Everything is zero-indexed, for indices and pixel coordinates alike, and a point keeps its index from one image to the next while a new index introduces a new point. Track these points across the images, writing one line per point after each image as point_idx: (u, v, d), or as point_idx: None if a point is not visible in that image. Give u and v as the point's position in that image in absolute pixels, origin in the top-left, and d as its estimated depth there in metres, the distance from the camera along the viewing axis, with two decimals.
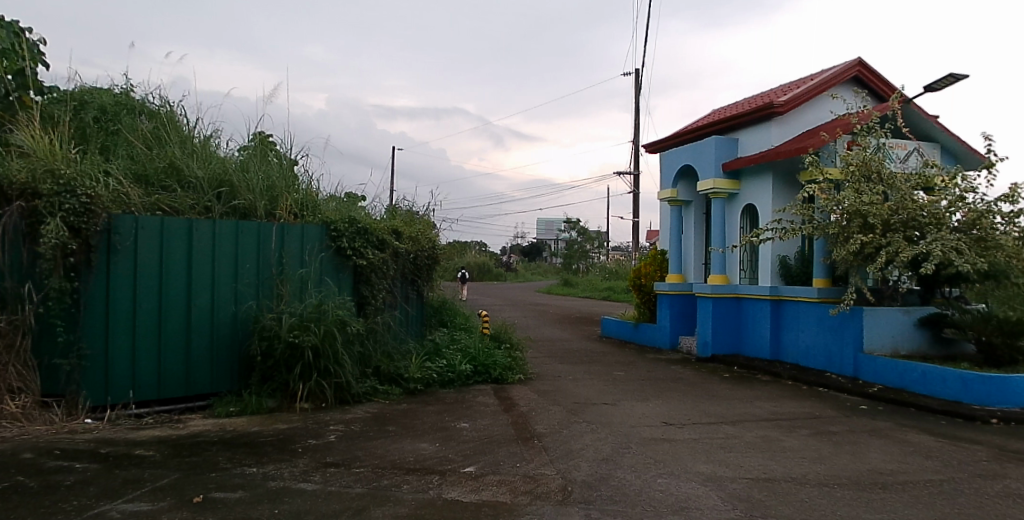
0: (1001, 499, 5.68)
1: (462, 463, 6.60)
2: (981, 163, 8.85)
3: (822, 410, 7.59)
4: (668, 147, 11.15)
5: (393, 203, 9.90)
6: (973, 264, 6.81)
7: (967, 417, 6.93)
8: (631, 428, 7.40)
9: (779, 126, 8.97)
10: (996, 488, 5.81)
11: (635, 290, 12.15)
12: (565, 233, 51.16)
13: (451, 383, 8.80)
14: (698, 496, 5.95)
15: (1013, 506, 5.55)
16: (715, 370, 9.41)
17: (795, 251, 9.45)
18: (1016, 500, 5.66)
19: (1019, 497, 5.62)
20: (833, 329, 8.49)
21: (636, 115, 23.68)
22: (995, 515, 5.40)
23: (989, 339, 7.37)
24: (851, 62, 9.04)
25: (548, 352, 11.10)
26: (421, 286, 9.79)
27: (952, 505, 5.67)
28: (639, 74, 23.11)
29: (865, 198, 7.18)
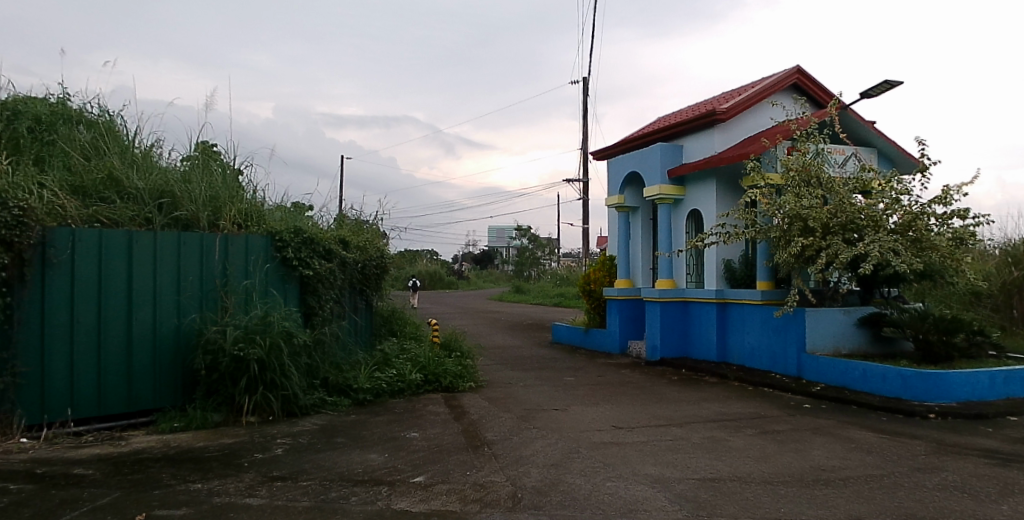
0: (938, 492, 5.85)
1: (411, 473, 6.56)
2: (915, 168, 9.07)
3: (767, 409, 7.72)
4: (616, 154, 11.26)
5: (341, 213, 9.80)
6: (909, 265, 6.99)
7: (906, 412, 7.14)
8: (581, 433, 7.43)
9: (721, 133, 9.10)
10: (933, 481, 6.00)
11: (585, 296, 12.22)
12: (518, 241, 51.15)
13: (401, 392, 8.72)
14: (646, 499, 6.00)
15: (949, 498, 5.73)
16: (664, 374, 9.50)
17: (738, 255, 9.57)
18: (953, 492, 5.83)
19: (955, 489, 5.80)
20: (777, 330, 8.63)
21: (585, 122, 23.93)
22: (933, 508, 5.56)
23: (926, 336, 7.56)
24: (791, 69, 9.22)
25: (501, 360, 11.07)
26: (370, 296, 9.70)
27: (892, 499, 5.81)
28: (587, 83, 23.40)
29: (805, 202, 7.31)
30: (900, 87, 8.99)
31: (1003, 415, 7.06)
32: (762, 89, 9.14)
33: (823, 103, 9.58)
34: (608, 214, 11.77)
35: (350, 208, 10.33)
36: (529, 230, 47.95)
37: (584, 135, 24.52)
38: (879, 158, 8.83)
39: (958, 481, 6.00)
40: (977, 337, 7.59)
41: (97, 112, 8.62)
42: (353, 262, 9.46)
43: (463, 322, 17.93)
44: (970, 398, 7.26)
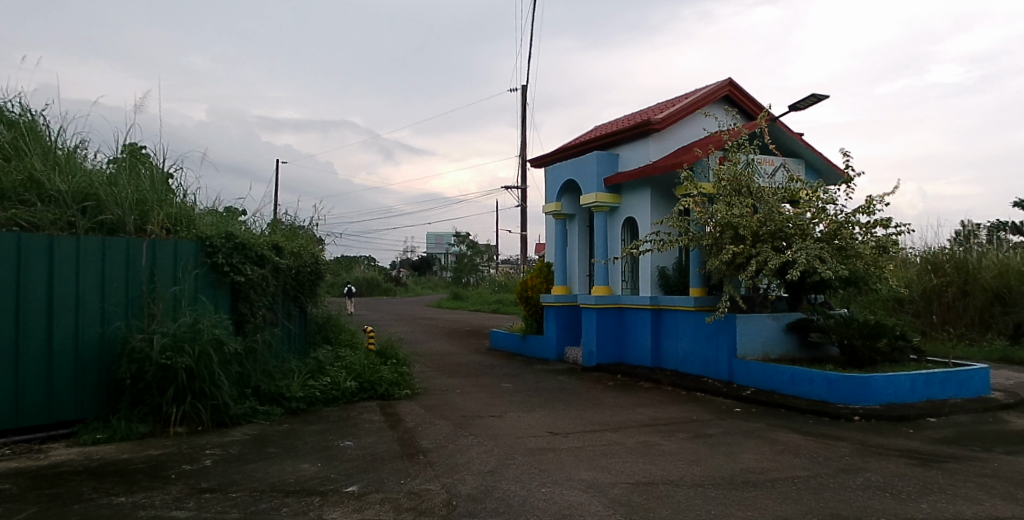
0: (861, 492, 6.04)
1: (344, 483, 6.46)
2: (840, 179, 9.35)
3: (699, 413, 7.86)
4: (555, 162, 11.35)
5: (274, 217, 9.64)
6: (834, 273, 7.18)
7: (832, 415, 7.35)
8: (517, 439, 7.43)
9: (655, 142, 9.27)
10: (857, 481, 6.19)
11: (522, 303, 12.26)
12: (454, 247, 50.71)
13: (335, 400, 8.60)
14: (581, 504, 6.03)
15: (872, 498, 5.91)
16: (599, 379, 9.59)
17: (672, 262, 9.76)
18: (876, 492, 6.03)
19: (877, 489, 5.99)
20: (709, 336, 8.79)
21: (522, 130, 24.18)
22: (857, 508, 5.73)
23: (851, 341, 7.79)
24: (723, 81, 9.45)
25: (440, 367, 11.01)
26: (304, 303, 9.56)
27: (818, 499, 5.97)
28: (525, 91, 23.62)
29: (736, 211, 7.47)
30: (827, 100, 9.24)
31: (922, 417, 7.34)
32: (695, 101, 9.33)
33: (753, 114, 9.84)
34: (546, 221, 11.83)
35: (284, 214, 10.18)
36: (466, 236, 47.53)
37: (524, 141, 24.60)
38: (806, 170, 9.09)
39: (880, 481, 6.21)
40: (899, 341, 7.88)
41: (18, 110, 8.25)
42: (286, 268, 9.32)
43: (398, 329, 17.70)
44: (892, 401, 7.51)
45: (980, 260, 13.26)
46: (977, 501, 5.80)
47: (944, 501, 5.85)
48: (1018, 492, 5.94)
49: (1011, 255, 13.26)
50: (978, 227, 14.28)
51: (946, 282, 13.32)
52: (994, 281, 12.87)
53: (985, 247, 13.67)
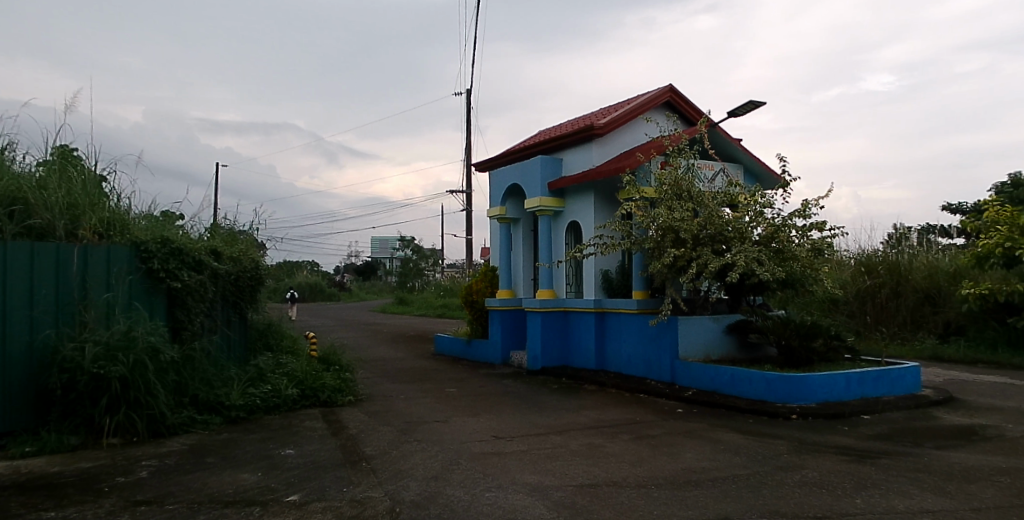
0: (799, 488, 6.18)
1: (285, 492, 6.35)
2: (777, 183, 9.57)
3: (642, 414, 7.94)
4: (501, 166, 11.37)
5: (213, 221, 9.42)
6: (772, 275, 7.33)
7: (771, 414, 7.50)
8: (462, 444, 7.39)
9: (598, 147, 9.36)
10: (795, 479, 6.33)
11: (467, 307, 12.24)
12: (399, 251, 49.89)
13: (276, 408, 8.46)
14: (525, 507, 6.04)
15: (809, 494, 6.05)
16: (544, 382, 9.63)
17: (615, 265, 9.86)
18: (812, 489, 6.18)
19: (813, 486, 6.14)
20: (652, 338, 8.90)
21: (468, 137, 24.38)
22: (793, 505, 5.85)
23: (788, 342, 7.97)
24: (664, 88, 9.59)
25: (385, 373, 10.90)
26: (244, 309, 9.38)
27: (757, 497, 6.09)
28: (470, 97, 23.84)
29: (676, 215, 7.58)
30: (764, 106, 9.39)
31: (856, 414, 7.54)
32: (637, 106, 9.45)
33: (693, 120, 10.02)
34: (491, 225, 11.85)
35: (222, 218, 9.97)
36: (412, 239, 46.85)
37: (471, 145, 24.68)
38: (744, 175, 9.28)
39: (817, 477, 6.36)
40: (833, 341, 8.09)
41: None
42: (225, 273, 9.12)
43: (338, 335, 17.37)
44: (828, 399, 7.71)
45: (911, 262, 13.75)
46: (908, 495, 5.99)
47: (877, 496, 6.02)
48: (946, 485, 6.16)
49: (939, 257, 13.79)
50: (908, 229, 14.82)
51: (879, 283, 13.77)
52: (923, 282, 13.38)
53: (915, 249, 14.16)
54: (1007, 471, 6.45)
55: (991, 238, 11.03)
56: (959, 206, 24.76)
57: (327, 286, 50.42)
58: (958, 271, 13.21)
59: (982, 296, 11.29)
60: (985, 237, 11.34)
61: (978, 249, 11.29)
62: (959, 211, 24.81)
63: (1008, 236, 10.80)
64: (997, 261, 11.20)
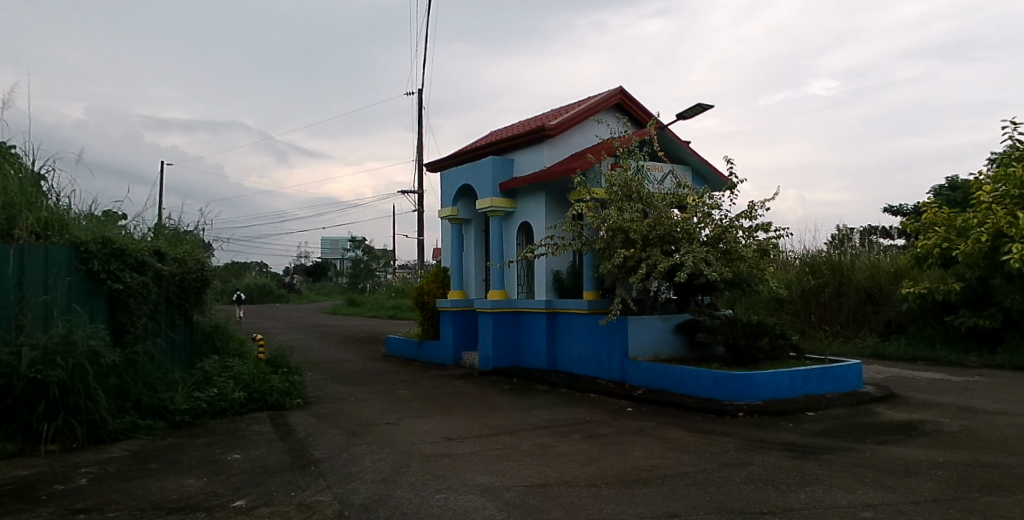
0: (745, 485, 6.29)
1: (231, 497, 6.25)
2: (725, 185, 9.69)
3: (593, 413, 8.00)
4: (453, 166, 11.34)
5: (157, 221, 9.24)
6: (719, 275, 7.45)
7: (718, 412, 7.62)
8: (412, 446, 7.35)
9: (549, 148, 9.40)
10: (742, 475, 6.45)
11: (418, 308, 12.19)
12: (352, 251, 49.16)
13: (223, 412, 8.34)
14: (475, 508, 6.02)
15: (755, 491, 6.16)
16: (496, 383, 9.64)
17: (567, 266, 9.92)
18: (757, 484, 6.31)
19: (758, 482, 6.27)
20: (603, 338, 8.97)
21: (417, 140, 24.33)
22: (739, 501, 5.96)
23: (735, 340, 8.11)
24: (614, 90, 9.67)
25: (335, 376, 10.78)
26: (189, 311, 9.18)
27: (704, 493, 6.18)
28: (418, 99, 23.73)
29: (626, 215, 7.65)
30: (712, 109, 9.40)
31: (800, 411, 7.71)
32: (587, 108, 9.51)
33: (643, 122, 10.14)
34: (443, 225, 11.80)
35: (166, 218, 9.74)
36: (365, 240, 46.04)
37: (421, 147, 24.56)
38: (693, 177, 9.38)
39: (762, 474, 6.48)
40: (779, 340, 8.26)
41: None
42: (169, 275, 8.91)
43: (283, 337, 17.04)
44: (773, 396, 7.87)
45: (853, 262, 14.12)
46: (850, 489, 6.15)
47: (820, 491, 6.16)
48: (886, 480, 6.34)
49: (881, 257, 14.21)
50: (850, 231, 15.22)
51: (822, 282, 14.11)
52: (866, 282, 13.77)
53: (858, 250, 14.54)
54: (944, 465, 6.68)
55: (930, 240, 11.43)
56: (901, 209, 25.44)
57: (275, 288, 49.20)
58: (899, 271, 13.64)
59: (921, 296, 11.70)
60: (923, 238, 11.72)
61: (917, 249, 11.68)
62: (899, 212, 25.58)
63: (945, 237, 11.22)
64: (935, 261, 11.63)
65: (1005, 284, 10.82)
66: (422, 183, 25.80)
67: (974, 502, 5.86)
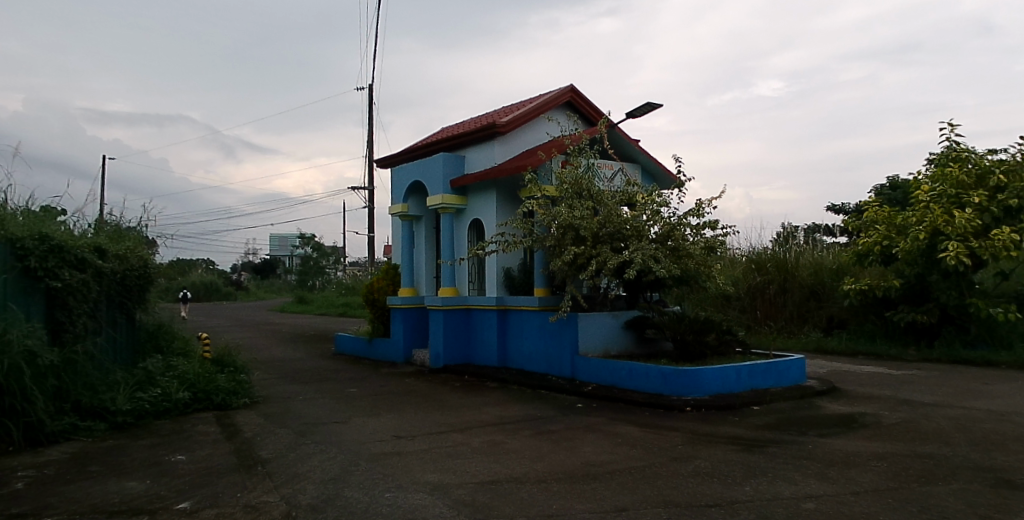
0: (691, 479, 6.40)
1: (175, 499, 6.12)
2: (674, 183, 9.82)
3: (543, 410, 8.06)
4: (406, 162, 11.30)
5: (97, 217, 9.04)
6: (667, 272, 7.56)
7: (667, 407, 7.73)
8: (362, 445, 7.31)
9: (501, 145, 9.43)
10: (689, 469, 6.55)
11: (368, 305, 12.14)
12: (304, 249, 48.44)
13: (167, 413, 8.21)
14: (425, 506, 5.99)
15: (701, 484, 6.27)
16: (447, 381, 9.66)
17: (518, 263, 9.96)
18: (704, 478, 6.42)
19: (705, 476, 6.38)
20: (554, 334, 9.05)
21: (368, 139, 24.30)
22: (686, 495, 6.04)
23: (683, 336, 8.26)
24: (565, 88, 9.75)
25: (284, 375, 10.67)
26: (132, 309, 8.98)
27: (652, 488, 6.27)
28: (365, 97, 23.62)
29: (577, 213, 7.71)
30: (661, 108, 9.52)
31: (745, 405, 7.88)
32: (539, 105, 9.58)
33: (593, 121, 10.26)
34: (395, 222, 11.74)
35: (106, 214, 9.48)
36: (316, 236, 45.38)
37: (371, 145, 24.44)
38: (642, 175, 9.48)
39: (709, 467, 6.59)
40: (725, 335, 8.43)
41: None
42: (110, 272, 8.69)
43: (227, 336, 16.71)
44: (719, 391, 8.02)
45: (798, 259, 14.48)
46: (793, 482, 6.29)
47: (764, 483, 6.29)
48: (829, 472, 6.50)
49: (824, 254, 14.59)
50: (795, 229, 15.62)
51: (768, 279, 14.46)
52: (809, 278, 14.12)
53: (802, 247, 14.91)
54: (884, 456, 6.88)
55: (871, 237, 11.71)
56: (844, 209, 25.97)
57: (220, 285, 48.15)
58: (841, 268, 14.03)
59: (863, 291, 12.02)
60: (865, 236, 12.03)
61: (858, 247, 11.97)
62: (842, 212, 26.26)
63: (886, 235, 11.52)
64: (876, 259, 11.89)
65: (942, 281, 11.28)
66: (371, 181, 25.62)
67: (911, 491, 6.05)
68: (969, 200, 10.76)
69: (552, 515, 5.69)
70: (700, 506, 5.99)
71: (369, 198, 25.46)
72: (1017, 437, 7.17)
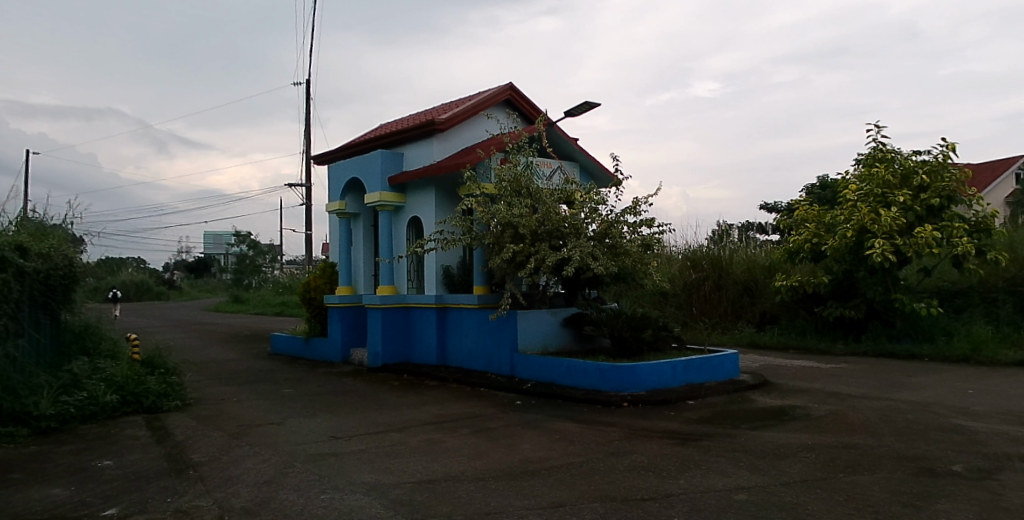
0: (628, 473, 6.50)
1: (101, 506, 5.95)
2: (612, 181, 10.02)
3: (482, 408, 8.11)
4: (342, 159, 11.18)
5: (18, 214, 8.73)
6: (605, 269, 7.66)
7: (604, 403, 7.85)
8: (297, 446, 7.24)
9: (439, 142, 9.44)
10: (626, 464, 6.65)
11: (304, 304, 12.03)
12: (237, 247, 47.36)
13: (93, 417, 8.01)
14: (361, 507, 5.94)
15: (637, 479, 6.37)
16: (385, 379, 9.66)
17: (457, 260, 9.99)
18: (639, 472, 6.53)
19: (640, 470, 6.49)
20: (493, 332, 9.11)
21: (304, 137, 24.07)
22: (623, 490, 6.14)
23: (621, 333, 8.42)
24: (504, 86, 9.83)
25: (219, 376, 10.50)
26: (56, 310, 8.70)
27: (588, 483, 6.35)
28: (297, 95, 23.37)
29: (515, 211, 7.75)
30: (599, 107, 9.65)
31: (681, 399, 8.07)
32: (477, 103, 9.62)
33: (532, 118, 10.37)
34: (331, 219, 11.64)
35: (28, 210, 9.15)
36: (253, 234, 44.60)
37: (306, 142, 24.19)
38: (581, 173, 9.64)
39: (645, 461, 6.71)
40: (661, 331, 8.64)
41: None
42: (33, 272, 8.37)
43: (157, 337, 16.40)
44: (655, 386, 8.20)
45: (732, 256, 14.96)
46: (726, 474, 6.45)
47: (697, 476, 6.44)
48: (760, 463, 6.70)
49: (756, 251, 15.07)
50: (730, 226, 16.04)
51: (703, 276, 14.91)
52: (742, 275, 14.57)
53: (736, 244, 15.37)
54: (813, 447, 7.12)
55: (801, 235, 12.08)
56: (774, 207, 26.89)
57: (150, 283, 46.95)
58: (772, 265, 14.52)
59: (793, 288, 12.41)
60: (795, 233, 12.43)
61: (789, 245, 12.33)
62: (773, 209, 27.16)
63: (816, 232, 11.90)
64: (806, 256, 12.28)
65: (868, 277, 11.62)
66: (306, 178, 25.38)
67: (838, 481, 6.28)
68: (894, 199, 11.17)
69: (490, 513, 5.71)
70: (636, 500, 6.10)
71: (304, 194, 25.05)
72: (937, 427, 7.52)
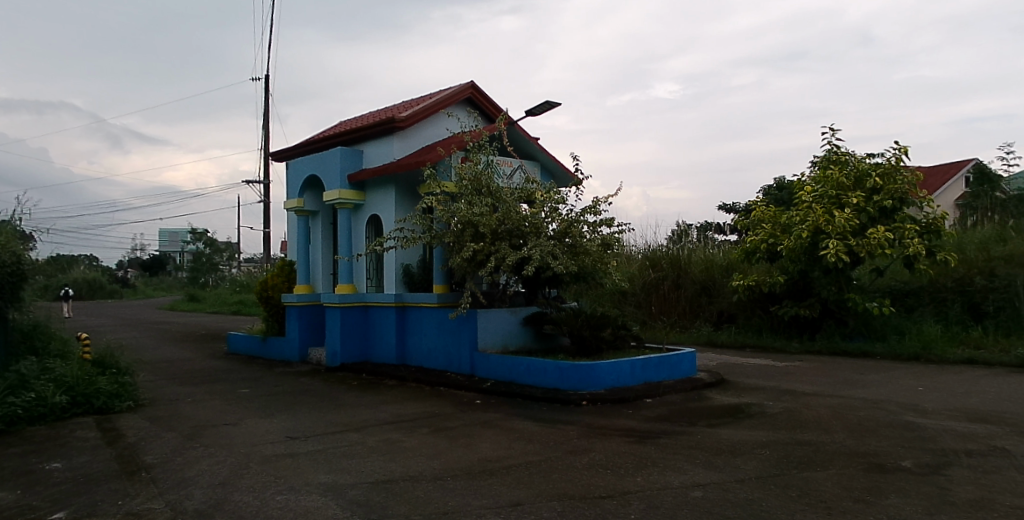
0: (585, 471, 6.56)
1: (48, 510, 5.82)
2: (571, 181, 10.14)
3: (441, 408, 8.12)
4: (301, 156, 11.09)
5: None
6: (564, 268, 7.72)
7: (563, 402, 7.92)
8: (253, 447, 7.18)
9: (399, 140, 9.44)
10: (583, 462, 6.72)
11: (262, 303, 11.93)
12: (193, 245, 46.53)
13: (41, 418, 7.85)
14: (318, 508, 5.91)
15: (594, 477, 6.44)
16: (343, 379, 9.63)
17: (417, 259, 9.99)
18: (597, 470, 6.60)
19: (598, 468, 6.55)
20: (452, 331, 9.14)
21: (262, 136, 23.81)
22: (580, 488, 6.19)
23: (580, 332, 8.50)
24: (465, 84, 9.84)
25: (174, 376, 10.35)
26: (5, 309, 8.47)
27: (546, 481, 6.39)
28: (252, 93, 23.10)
29: (476, 210, 7.77)
30: (561, 107, 9.70)
31: (638, 398, 8.17)
32: (437, 101, 9.62)
33: (493, 117, 10.40)
34: (289, 217, 11.55)
35: None
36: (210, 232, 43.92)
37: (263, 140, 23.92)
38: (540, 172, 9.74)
39: (602, 459, 6.78)
40: (619, 330, 8.76)
41: None
42: None
43: (110, 336, 16.16)
44: (613, 385, 8.29)
45: (690, 256, 15.21)
46: (682, 471, 6.55)
47: (654, 474, 6.53)
48: (715, 460, 6.81)
49: (714, 252, 15.32)
50: (689, 226, 16.25)
51: (662, 276, 15.14)
52: (699, 275, 14.81)
53: (694, 244, 15.61)
54: (767, 444, 7.27)
55: (758, 235, 12.32)
56: (729, 209, 27.25)
57: (104, 282, 45.96)
58: (729, 265, 14.78)
59: (750, 287, 12.64)
60: (752, 234, 12.65)
61: (747, 245, 12.55)
62: (730, 211, 27.53)
63: (772, 233, 12.13)
64: (763, 255, 12.51)
65: (823, 277, 11.81)
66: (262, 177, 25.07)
67: (791, 477, 6.41)
68: (847, 201, 11.42)
69: (447, 513, 5.72)
70: (594, 498, 6.16)
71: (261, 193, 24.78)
72: (888, 424, 7.73)
